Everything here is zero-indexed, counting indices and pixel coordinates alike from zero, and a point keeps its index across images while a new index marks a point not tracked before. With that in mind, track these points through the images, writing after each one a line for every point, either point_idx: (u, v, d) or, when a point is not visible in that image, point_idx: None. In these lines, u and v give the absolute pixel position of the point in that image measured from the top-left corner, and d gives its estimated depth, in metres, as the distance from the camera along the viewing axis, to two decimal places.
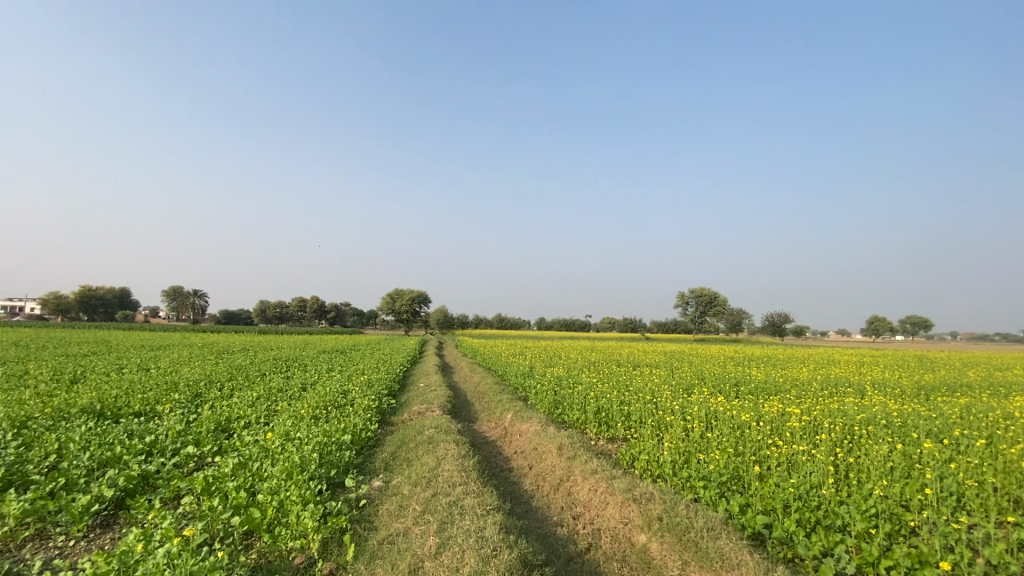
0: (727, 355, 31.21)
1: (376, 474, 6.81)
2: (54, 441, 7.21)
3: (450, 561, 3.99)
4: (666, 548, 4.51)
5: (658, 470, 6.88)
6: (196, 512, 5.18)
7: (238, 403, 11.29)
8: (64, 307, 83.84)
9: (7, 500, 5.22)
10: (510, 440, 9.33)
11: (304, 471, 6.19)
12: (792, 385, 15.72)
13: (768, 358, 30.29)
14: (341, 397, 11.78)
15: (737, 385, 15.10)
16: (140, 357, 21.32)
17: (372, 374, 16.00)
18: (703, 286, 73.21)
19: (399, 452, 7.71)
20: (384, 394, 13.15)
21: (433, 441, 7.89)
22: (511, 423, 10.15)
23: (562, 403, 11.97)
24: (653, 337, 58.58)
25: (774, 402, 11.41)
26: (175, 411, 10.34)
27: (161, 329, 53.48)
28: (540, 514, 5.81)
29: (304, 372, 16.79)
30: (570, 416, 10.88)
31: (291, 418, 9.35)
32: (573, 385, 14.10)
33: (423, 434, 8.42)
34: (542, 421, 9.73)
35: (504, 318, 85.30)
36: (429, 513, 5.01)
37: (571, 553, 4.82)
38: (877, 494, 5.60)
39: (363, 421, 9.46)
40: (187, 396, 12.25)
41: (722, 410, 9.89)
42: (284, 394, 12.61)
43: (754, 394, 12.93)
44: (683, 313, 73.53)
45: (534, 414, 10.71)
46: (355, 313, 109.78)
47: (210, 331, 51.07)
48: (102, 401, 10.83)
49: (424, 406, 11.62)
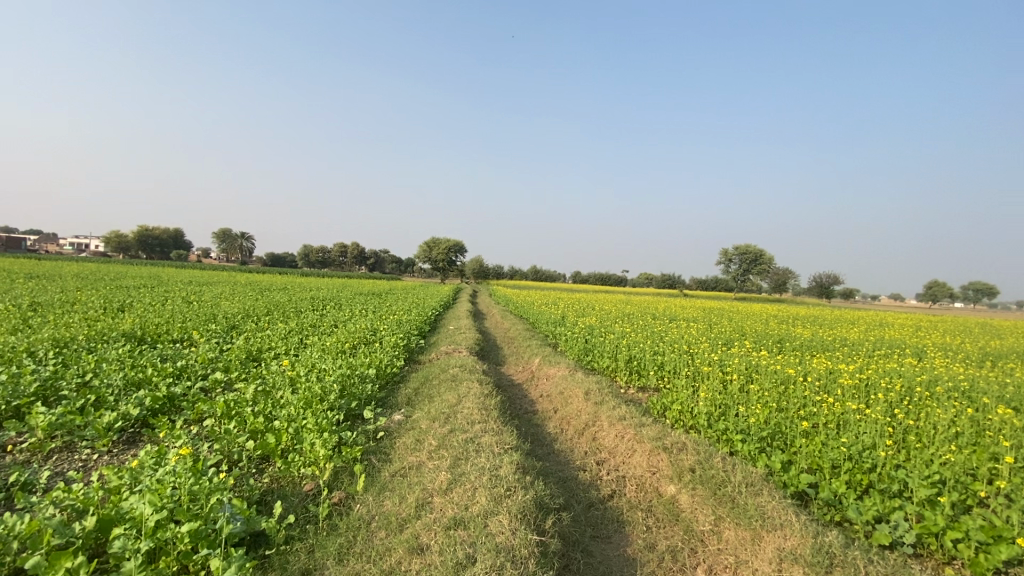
0: (772, 313, 29.92)
1: (397, 408, 6.68)
2: (90, 362, 7.41)
3: (460, 499, 3.73)
4: (698, 502, 4.12)
5: (691, 421, 6.47)
6: (213, 434, 5.14)
7: (270, 335, 11.45)
8: (124, 245, 88.78)
9: (36, 413, 5.34)
10: (536, 384, 9.08)
11: (323, 401, 6.10)
12: (842, 345, 14.77)
13: (815, 318, 28.84)
14: (370, 334, 11.78)
15: (781, 342, 14.30)
16: (186, 290, 22.16)
17: (403, 315, 16.05)
18: (749, 244, 70.05)
19: (422, 388, 7.56)
20: (414, 334, 13.11)
21: (456, 379, 7.70)
22: (538, 367, 9.88)
23: (593, 350, 11.62)
24: (691, 294, 57.06)
25: (822, 360, 10.67)
26: (210, 340, 10.58)
27: (210, 269, 55.93)
28: (562, 458, 5.53)
29: (338, 310, 17.00)
30: (601, 363, 10.52)
31: (318, 351, 9.36)
32: (605, 334, 13.68)
33: (448, 372, 8.25)
34: (571, 367, 9.40)
35: (539, 269, 84.74)
36: (444, 448, 4.78)
37: (593, 499, 4.52)
38: (942, 460, 5.00)
39: (389, 357, 9.38)
40: (224, 327, 12.57)
41: (764, 365, 9.27)
42: (315, 329, 12.73)
43: (800, 352, 12.18)
44: (725, 271, 70.99)
45: (563, 360, 10.39)
46: (393, 261, 111.65)
47: (256, 273, 52.98)
48: (143, 328, 11.19)
49: (452, 347, 11.50)
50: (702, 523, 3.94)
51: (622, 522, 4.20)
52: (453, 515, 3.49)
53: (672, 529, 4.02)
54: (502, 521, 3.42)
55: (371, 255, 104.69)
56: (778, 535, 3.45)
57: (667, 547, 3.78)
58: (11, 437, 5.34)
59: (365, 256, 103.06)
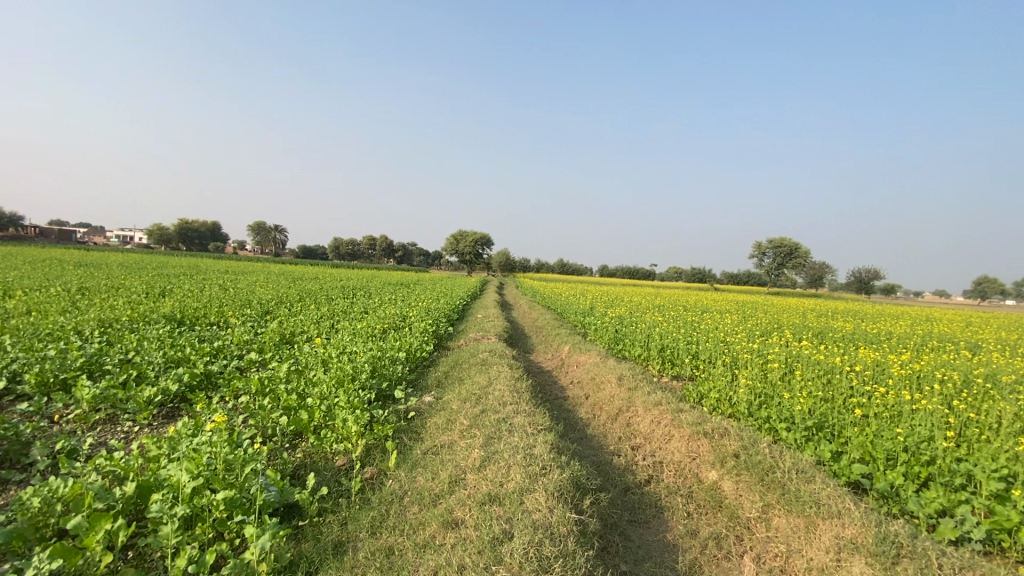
0: (808, 307, 28.90)
1: (427, 390, 6.64)
2: (132, 341, 7.64)
3: (494, 476, 3.63)
4: (743, 488, 3.92)
5: (730, 409, 6.21)
6: (248, 409, 5.19)
7: (303, 320, 11.63)
8: (166, 238, 92.28)
9: (81, 385, 5.50)
10: (567, 370, 8.93)
11: (355, 380, 6.11)
12: (888, 338, 14.07)
13: (855, 312, 27.70)
14: (400, 320, 11.82)
15: (822, 334, 13.72)
16: (223, 279, 22.80)
17: (432, 304, 16.11)
18: (784, 237, 67.84)
19: (452, 371, 7.52)
20: (443, 321, 13.12)
21: (486, 363, 7.62)
22: (568, 355, 9.74)
23: (624, 339, 11.40)
24: (723, 288, 55.72)
25: (866, 352, 10.16)
26: (245, 324, 10.80)
27: (246, 260, 57.64)
28: (595, 443, 5.39)
29: (368, 298, 17.21)
30: (632, 352, 10.29)
31: (350, 335, 9.44)
32: (636, 323, 13.40)
33: (478, 357, 8.18)
34: (602, 354, 9.21)
35: (566, 262, 84.19)
36: (476, 427, 4.69)
37: (629, 483, 4.36)
38: (1011, 454, 4.63)
39: (418, 341, 9.39)
40: (259, 311, 12.83)
41: (805, 355, 8.87)
42: (346, 315, 12.89)
43: (842, 343, 11.66)
44: (758, 265, 68.98)
45: (593, 347, 10.21)
46: (420, 253, 112.63)
47: (288, 264, 54.29)
48: (182, 311, 11.53)
49: (480, 333, 11.46)
50: (748, 510, 3.74)
51: (661, 507, 4.03)
52: (488, 492, 3.39)
53: (715, 516, 3.84)
54: (538, 499, 3.30)
55: (400, 249, 106.24)
56: (834, 523, 3.22)
57: (711, 534, 3.60)
58: (58, 409, 5.53)
59: (393, 249, 104.41)
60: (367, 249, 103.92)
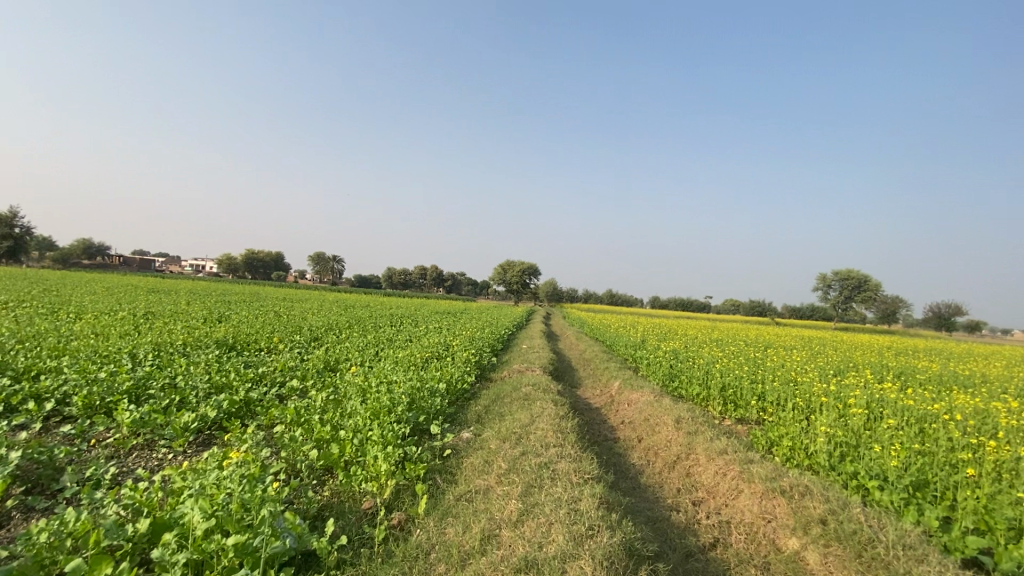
0: (885, 344, 26.49)
1: (467, 425, 6.26)
2: (182, 365, 7.78)
3: (532, 535, 3.16)
4: (834, 565, 3.24)
5: (808, 461, 5.43)
6: (280, 441, 4.99)
7: (348, 347, 11.64)
8: (234, 267, 98.38)
9: (124, 410, 5.53)
10: (617, 409, 8.30)
11: (392, 412, 5.83)
12: (987, 382, 12.40)
13: (941, 350, 25.06)
14: (443, 350, 11.59)
15: (907, 375, 12.28)
16: (281, 306, 23.69)
17: (477, 333, 15.86)
18: (851, 269, 63.69)
19: (494, 406, 7.11)
20: (487, 351, 12.79)
21: (530, 398, 7.16)
22: (618, 391, 9.11)
23: (679, 375, 10.62)
24: (784, 322, 52.56)
25: (966, 397, 8.89)
26: (293, 350, 10.90)
27: (304, 289, 60.30)
28: (651, 495, 4.78)
29: (414, 327, 17.20)
30: (689, 390, 9.52)
31: (392, 364, 9.26)
32: (692, 359, 12.54)
33: (521, 391, 7.73)
34: (655, 392, 8.53)
35: (615, 293, 82.54)
36: (515, 472, 4.24)
37: (692, 547, 3.75)
38: None
39: (461, 373, 9.07)
40: (308, 338, 13.02)
41: (892, 399, 7.82)
42: (391, 342, 12.82)
43: (933, 387, 10.33)
44: (822, 298, 64.83)
45: (646, 384, 9.53)
46: (470, 284, 114.30)
47: (343, 293, 56.31)
48: (235, 337, 11.84)
49: (525, 365, 11.03)
50: None
51: None
52: (524, 555, 2.93)
53: None
54: (584, 569, 2.80)
55: (450, 279, 108.18)
56: None
57: None
58: (102, 433, 5.57)
59: (442, 279, 106.38)
60: (418, 278, 106.41)
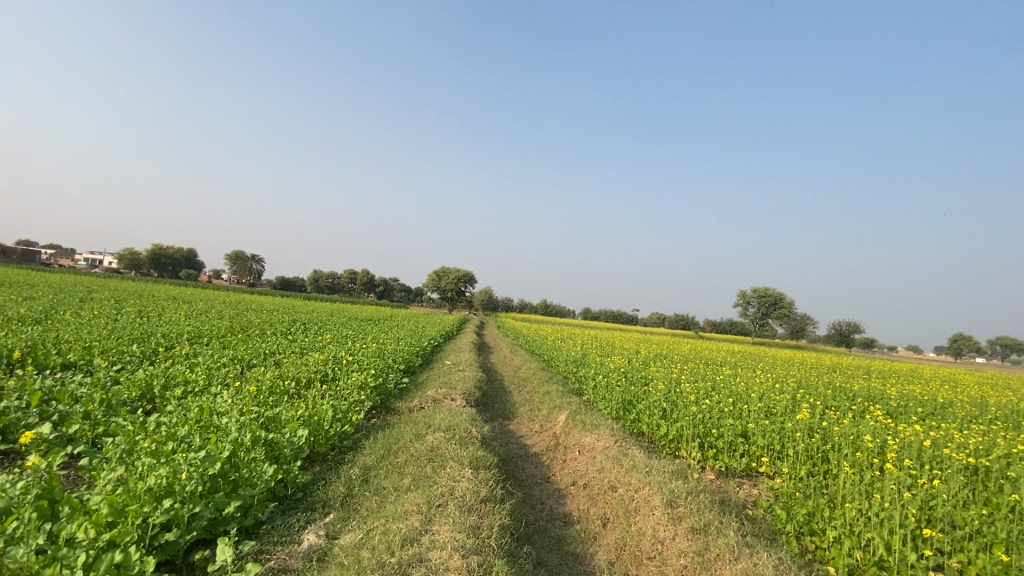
0: (810, 360, 26.59)
1: (317, 522, 3.62)
2: None
3: None
4: None
5: None
6: None
7: (202, 362, 8.50)
8: (133, 261, 87.52)
9: None
10: (563, 460, 5.92)
11: (159, 507, 3.09)
12: (946, 407, 11.47)
13: (859, 367, 25.45)
14: (334, 370, 8.71)
15: (873, 402, 11.02)
16: (153, 305, 19.39)
17: (392, 346, 13.05)
18: (768, 286, 66.88)
19: (378, 470, 4.51)
20: (397, 371, 10.02)
21: (438, 457, 4.61)
22: (565, 429, 6.76)
23: (636, 403, 8.55)
24: (707, 336, 53.94)
25: (967, 435, 7.47)
26: (109, 368, 7.56)
27: (207, 288, 53.86)
28: None
29: (314, 336, 13.97)
30: (653, 429, 7.41)
31: (244, 393, 6.36)
32: (645, 381, 10.57)
33: (425, 441, 5.12)
34: (616, 435, 6.25)
35: (548, 303, 82.12)
36: None
37: None
38: None
39: (346, 409, 6.35)
40: (153, 348, 9.63)
41: (912, 444, 6.10)
42: (268, 358, 9.71)
43: (916, 419, 8.94)
44: (742, 314, 67.32)
45: (599, 418, 7.29)
46: (401, 290, 110.33)
47: (253, 293, 50.86)
48: (30, 346, 8.27)
49: (443, 391, 8.46)
50: None
51: None
52: None
53: None
54: None
55: (381, 283, 103.41)
56: None
57: None
58: None
59: (372, 284, 101.09)
60: (346, 282, 100.61)
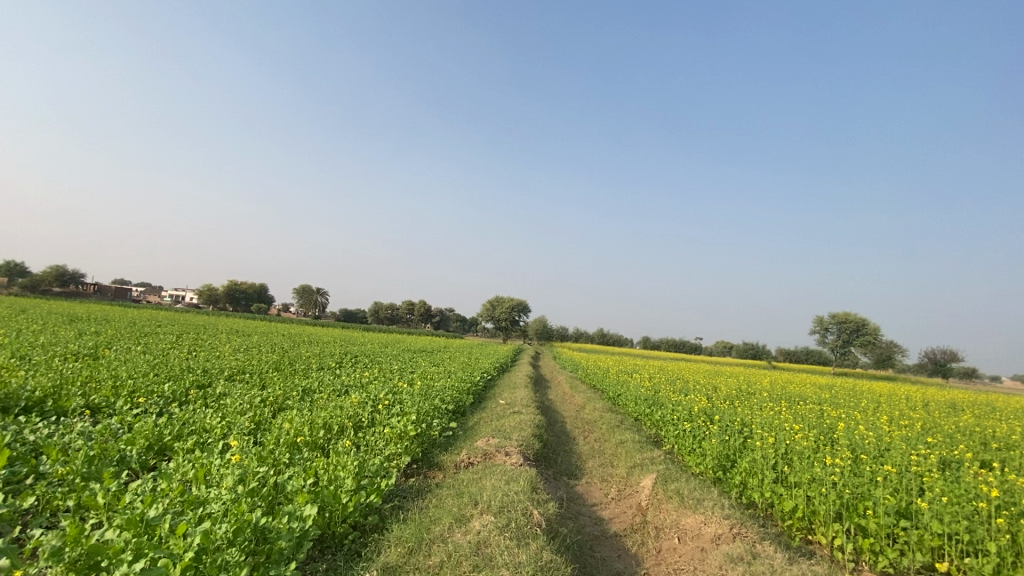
0: (917, 396, 22.92)
1: None
2: None
3: None
4: None
5: None
6: None
7: (228, 403, 7.57)
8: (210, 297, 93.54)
9: None
10: (657, 553, 4.32)
11: None
12: None
13: (983, 404, 21.53)
14: (373, 415, 7.56)
15: None
16: (210, 339, 19.43)
17: (441, 382, 11.77)
18: (850, 311, 60.92)
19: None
20: (444, 414, 8.74)
21: (489, 562, 3.25)
22: (654, 503, 5.13)
23: (738, 461, 6.77)
24: (781, 366, 49.40)
25: None
26: (127, 412, 6.78)
27: (272, 321, 55.93)
28: None
29: (359, 372, 12.96)
30: (774, 502, 5.64)
31: (255, 447, 5.24)
32: (740, 428, 8.67)
33: (469, 530, 3.75)
34: (729, 515, 4.57)
35: (604, 332, 79.37)
36: None
37: None
38: None
39: (376, 470, 5.07)
40: (185, 388, 8.90)
41: None
42: (303, 400, 8.71)
43: None
44: (821, 342, 61.67)
45: (697, 486, 5.59)
46: (458, 321, 111.13)
47: (315, 326, 52.11)
48: (56, 385, 7.68)
49: (495, 441, 7.06)
50: None
51: None
52: None
53: None
54: None
55: (437, 314, 104.71)
56: None
57: None
58: None
59: (428, 315, 102.44)
60: (404, 313, 102.56)
